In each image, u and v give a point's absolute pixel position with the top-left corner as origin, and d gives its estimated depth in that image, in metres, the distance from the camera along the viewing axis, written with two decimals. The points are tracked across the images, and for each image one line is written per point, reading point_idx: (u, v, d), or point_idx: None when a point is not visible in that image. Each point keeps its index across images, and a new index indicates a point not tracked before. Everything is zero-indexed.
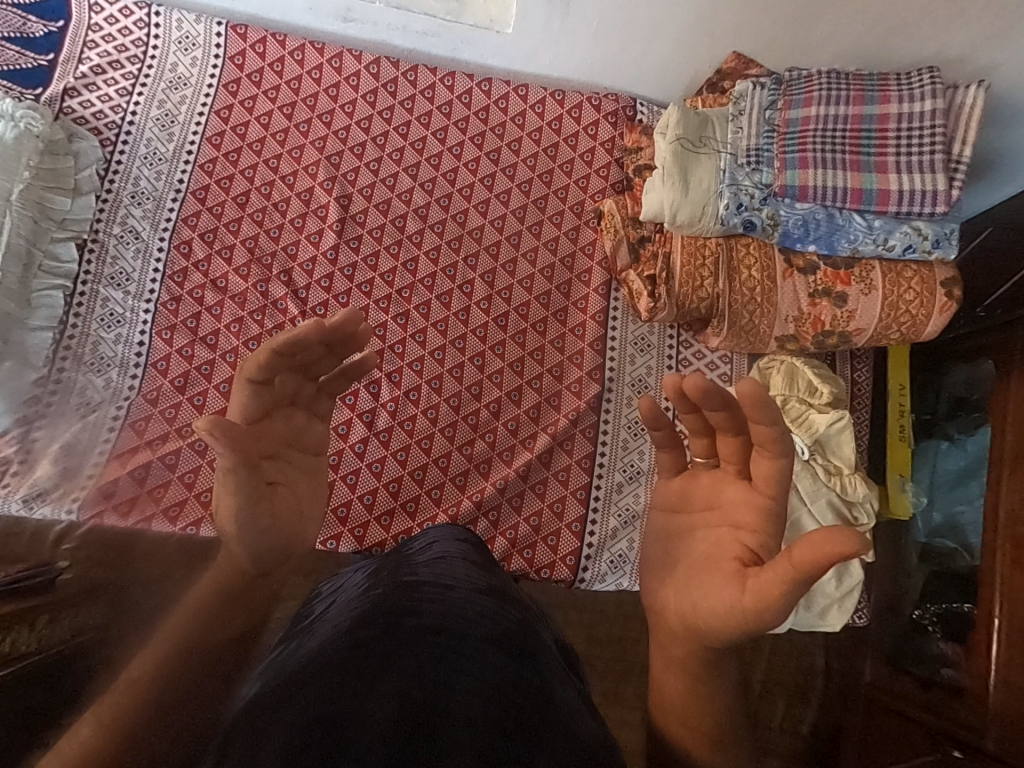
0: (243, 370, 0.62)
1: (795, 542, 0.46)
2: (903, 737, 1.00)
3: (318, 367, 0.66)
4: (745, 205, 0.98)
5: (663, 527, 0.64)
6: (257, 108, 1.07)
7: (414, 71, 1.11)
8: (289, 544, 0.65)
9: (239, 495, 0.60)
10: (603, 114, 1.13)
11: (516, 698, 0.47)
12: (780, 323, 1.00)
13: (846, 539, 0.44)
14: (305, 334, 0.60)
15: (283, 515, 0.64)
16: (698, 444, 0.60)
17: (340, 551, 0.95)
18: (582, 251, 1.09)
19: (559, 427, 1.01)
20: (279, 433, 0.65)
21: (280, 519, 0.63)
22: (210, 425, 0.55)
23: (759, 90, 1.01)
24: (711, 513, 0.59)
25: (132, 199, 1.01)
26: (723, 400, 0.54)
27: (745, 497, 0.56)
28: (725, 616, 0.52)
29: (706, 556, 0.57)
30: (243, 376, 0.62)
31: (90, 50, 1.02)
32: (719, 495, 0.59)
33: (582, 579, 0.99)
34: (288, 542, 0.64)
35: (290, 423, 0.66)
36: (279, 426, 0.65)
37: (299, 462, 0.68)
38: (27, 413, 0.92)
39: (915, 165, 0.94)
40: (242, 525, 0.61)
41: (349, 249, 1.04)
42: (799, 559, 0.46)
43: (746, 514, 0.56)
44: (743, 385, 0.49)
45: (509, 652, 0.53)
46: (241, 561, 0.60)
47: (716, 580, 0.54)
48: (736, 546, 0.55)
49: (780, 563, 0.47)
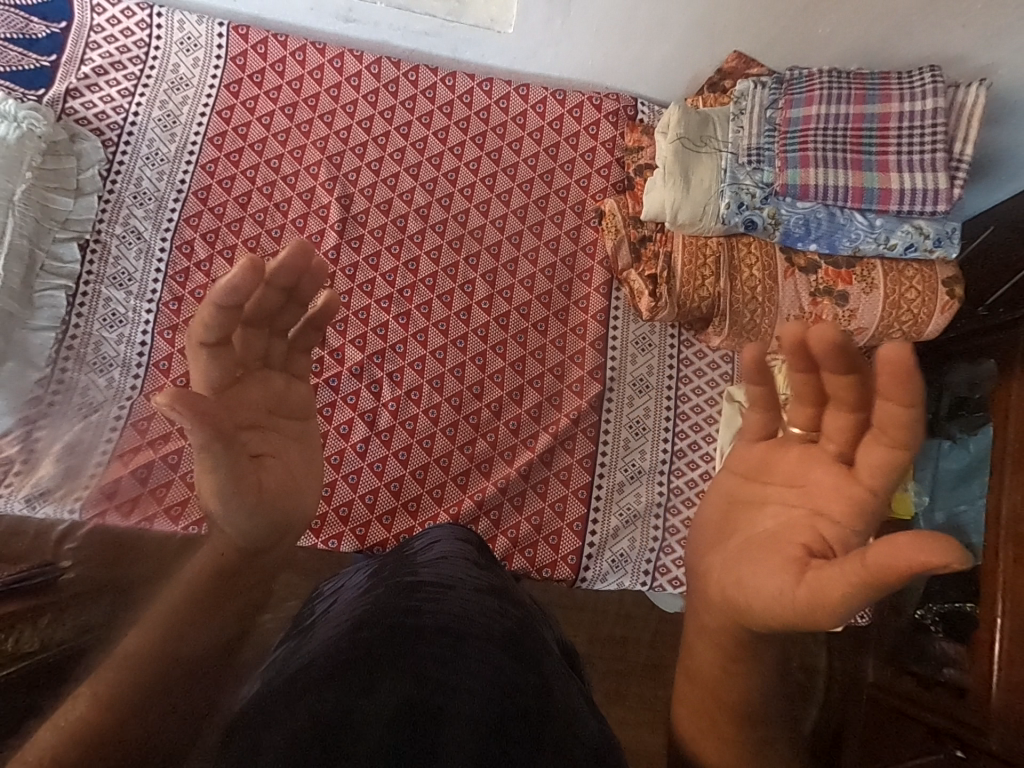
0: (192, 336, 0.56)
1: (872, 543, 0.42)
2: (905, 737, 1.00)
3: (282, 317, 0.61)
4: (746, 204, 0.98)
5: (731, 493, 0.59)
6: (258, 109, 1.07)
7: (415, 71, 1.12)
8: (283, 519, 0.60)
9: (217, 473, 0.55)
10: (604, 113, 1.13)
11: (517, 698, 0.47)
12: (782, 322, 1.00)
13: (950, 550, 0.40)
14: (240, 278, 0.52)
15: (272, 487, 0.59)
16: (802, 413, 0.54)
17: (342, 550, 0.95)
18: (583, 250, 1.10)
19: (560, 426, 1.01)
20: (257, 399, 0.60)
21: (269, 495, 0.58)
22: (171, 400, 0.50)
23: (761, 89, 1.01)
24: (792, 490, 0.54)
25: (134, 199, 1.02)
26: (853, 363, 0.48)
27: (839, 484, 0.50)
28: (770, 604, 0.48)
29: (768, 534, 0.52)
30: (195, 342, 0.56)
31: (92, 50, 1.03)
32: (806, 473, 0.53)
33: (583, 579, 0.99)
34: (281, 516, 0.59)
35: (268, 388, 0.61)
36: (255, 391, 0.60)
37: (287, 429, 0.63)
38: (29, 413, 0.94)
39: (916, 164, 0.94)
40: (225, 503, 0.55)
41: (350, 249, 1.04)
42: (873, 562, 0.41)
43: (834, 501, 0.50)
44: (889, 351, 0.44)
45: (510, 652, 0.53)
46: (233, 540, 0.56)
47: (768, 563, 0.50)
48: (809, 533, 0.50)
49: (849, 562, 0.42)
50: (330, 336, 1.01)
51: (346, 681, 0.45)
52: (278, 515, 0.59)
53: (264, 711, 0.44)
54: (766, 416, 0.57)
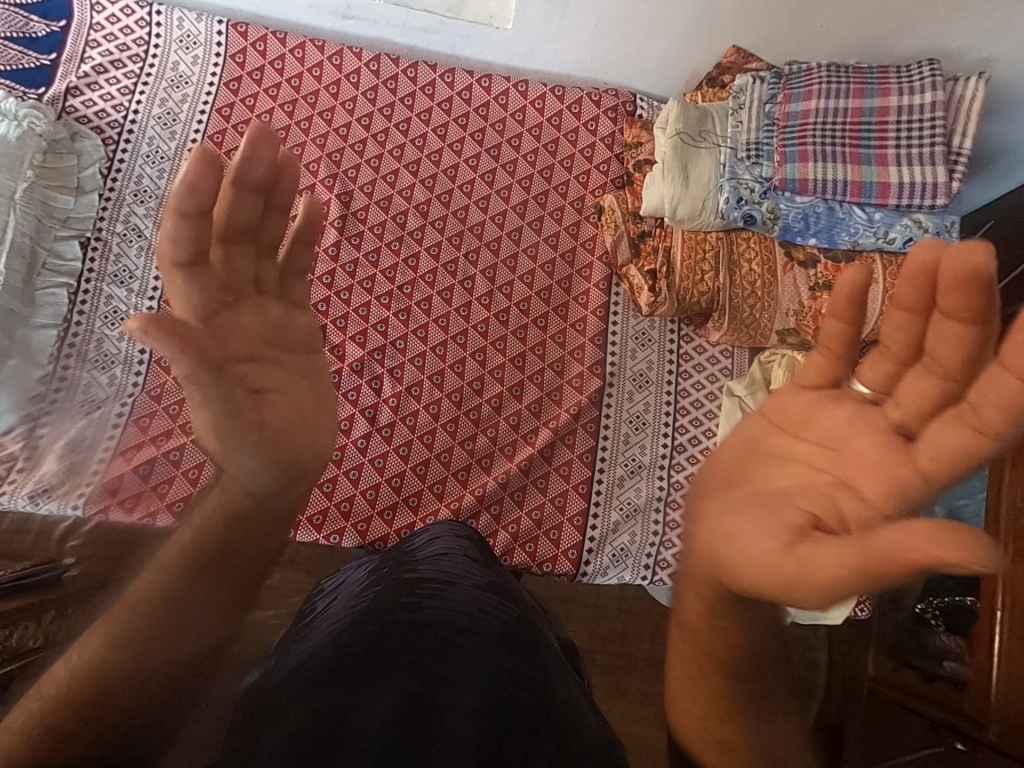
0: (161, 258, 0.45)
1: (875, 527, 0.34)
2: (906, 730, 1.00)
3: (268, 227, 0.52)
4: (745, 199, 0.98)
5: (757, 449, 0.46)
6: (258, 106, 1.07)
7: (413, 68, 1.12)
8: (296, 464, 0.51)
9: (212, 410, 0.44)
10: (602, 109, 1.14)
11: (515, 694, 0.48)
12: (781, 317, 1.00)
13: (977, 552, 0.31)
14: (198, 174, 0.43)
15: (279, 428, 0.49)
16: (876, 370, 0.44)
17: (343, 545, 0.96)
18: (582, 246, 1.10)
19: (560, 422, 1.02)
20: (252, 328, 0.49)
21: (277, 434, 0.49)
22: (141, 324, 0.38)
23: (759, 85, 1.00)
24: (824, 454, 0.43)
25: (135, 197, 1.02)
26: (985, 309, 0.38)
27: (884, 457, 0.40)
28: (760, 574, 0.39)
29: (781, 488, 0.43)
30: (165, 264, 0.45)
31: (92, 49, 1.03)
32: (844, 437, 0.43)
33: (584, 573, 1.00)
34: (296, 461, 0.51)
35: (263, 314, 0.50)
36: (248, 319, 0.49)
37: (292, 364, 0.52)
38: (32, 409, 0.94)
39: (915, 158, 0.94)
40: (226, 445, 0.47)
41: (351, 246, 1.05)
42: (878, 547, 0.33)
43: (869, 476, 0.40)
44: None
45: (510, 646, 0.53)
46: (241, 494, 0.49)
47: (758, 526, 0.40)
48: (824, 501, 0.40)
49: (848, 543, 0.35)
50: (331, 332, 1.01)
51: (346, 676, 0.45)
52: (285, 458, 0.51)
53: (260, 702, 0.45)
54: (834, 361, 0.45)
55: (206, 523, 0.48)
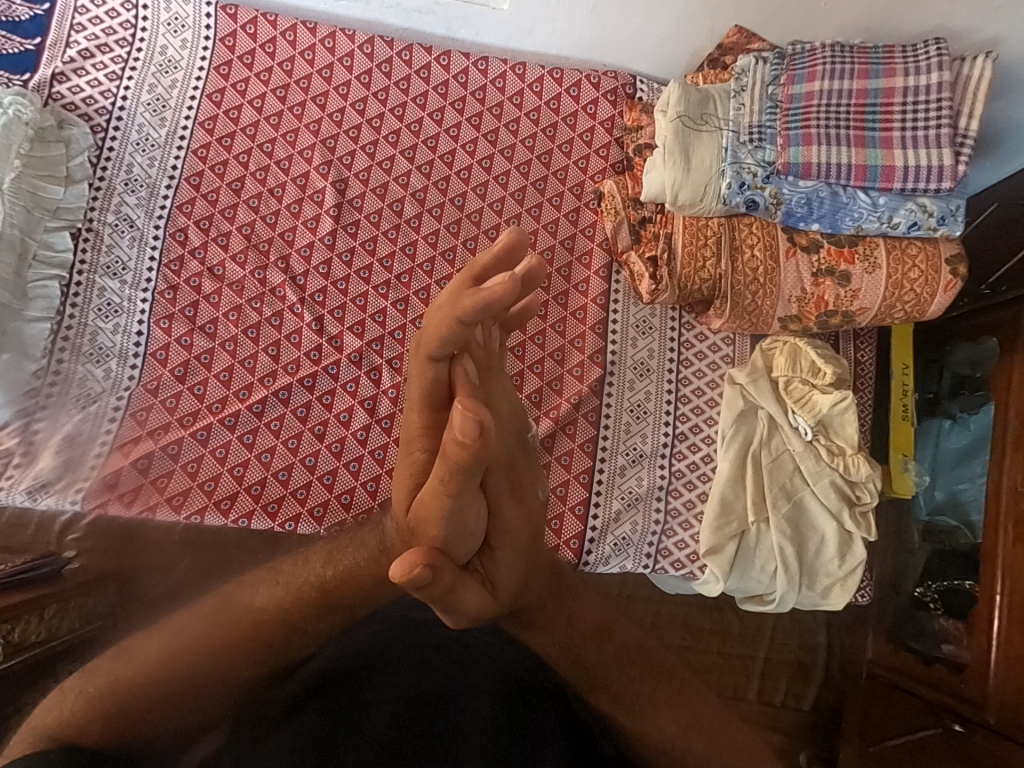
0: (420, 348, 0.58)
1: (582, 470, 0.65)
2: (904, 712, 1.02)
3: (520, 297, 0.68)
4: (748, 184, 0.96)
5: (529, 461, 0.67)
6: (249, 91, 1.05)
7: (408, 49, 1.09)
8: (524, 550, 0.62)
9: (505, 474, 0.62)
10: (602, 92, 1.12)
11: (512, 725, 0.55)
12: (783, 303, 0.99)
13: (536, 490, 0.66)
14: (493, 287, 0.55)
15: (504, 518, 0.60)
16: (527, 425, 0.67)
17: (327, 519, 0.95)
18: (582, 232, 1.08)
19: (561, 411, 1.01)
20: (502, 413, 0.65)
21: (499, 524, 0.60)
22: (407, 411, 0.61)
23: (762, 65, 0.98)
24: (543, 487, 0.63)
25: (126, 186, 1.00)
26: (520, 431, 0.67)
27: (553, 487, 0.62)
28: (515, 578, 0.61)
29: (517, 480, 0.63)
30: (422, 354, 0.59)
31: (77, 33, 1.00)
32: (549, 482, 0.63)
33: (586, 562, 0.99)
34: (528, 543, 0.62)
35: (502, 389, 0.66)
36: (498, 396, 0.66)
37: (510, 440, 0.65)
38: (27, 405, 0.93)
39: (920, 140, 0.92)
40: (501, 513, 0.60)
41: (347, 234, 1.03)
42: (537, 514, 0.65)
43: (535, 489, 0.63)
44: (504, 473, 0.62)
45: (464, 653, 0.62)
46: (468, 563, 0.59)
47: (511, 541, 0.61)
48: (536, 526, 0.64)
49: (535, 525, 0.64)
50: (329, 323, 1.00)
51: (324, 695, 0.54)
52: (532, 507, 0.64)
53: None
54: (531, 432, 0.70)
55: (515, 463, 0.64)
